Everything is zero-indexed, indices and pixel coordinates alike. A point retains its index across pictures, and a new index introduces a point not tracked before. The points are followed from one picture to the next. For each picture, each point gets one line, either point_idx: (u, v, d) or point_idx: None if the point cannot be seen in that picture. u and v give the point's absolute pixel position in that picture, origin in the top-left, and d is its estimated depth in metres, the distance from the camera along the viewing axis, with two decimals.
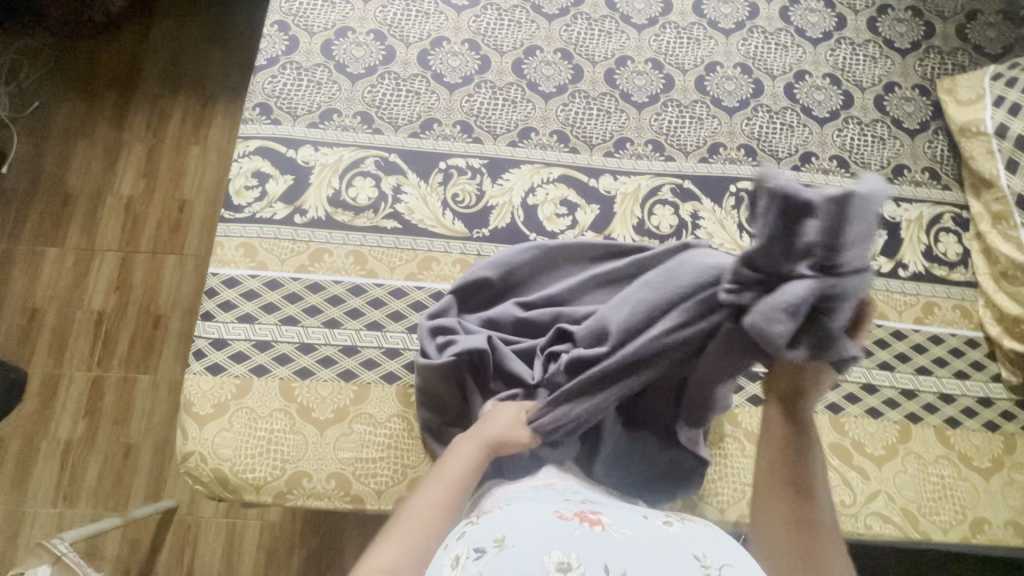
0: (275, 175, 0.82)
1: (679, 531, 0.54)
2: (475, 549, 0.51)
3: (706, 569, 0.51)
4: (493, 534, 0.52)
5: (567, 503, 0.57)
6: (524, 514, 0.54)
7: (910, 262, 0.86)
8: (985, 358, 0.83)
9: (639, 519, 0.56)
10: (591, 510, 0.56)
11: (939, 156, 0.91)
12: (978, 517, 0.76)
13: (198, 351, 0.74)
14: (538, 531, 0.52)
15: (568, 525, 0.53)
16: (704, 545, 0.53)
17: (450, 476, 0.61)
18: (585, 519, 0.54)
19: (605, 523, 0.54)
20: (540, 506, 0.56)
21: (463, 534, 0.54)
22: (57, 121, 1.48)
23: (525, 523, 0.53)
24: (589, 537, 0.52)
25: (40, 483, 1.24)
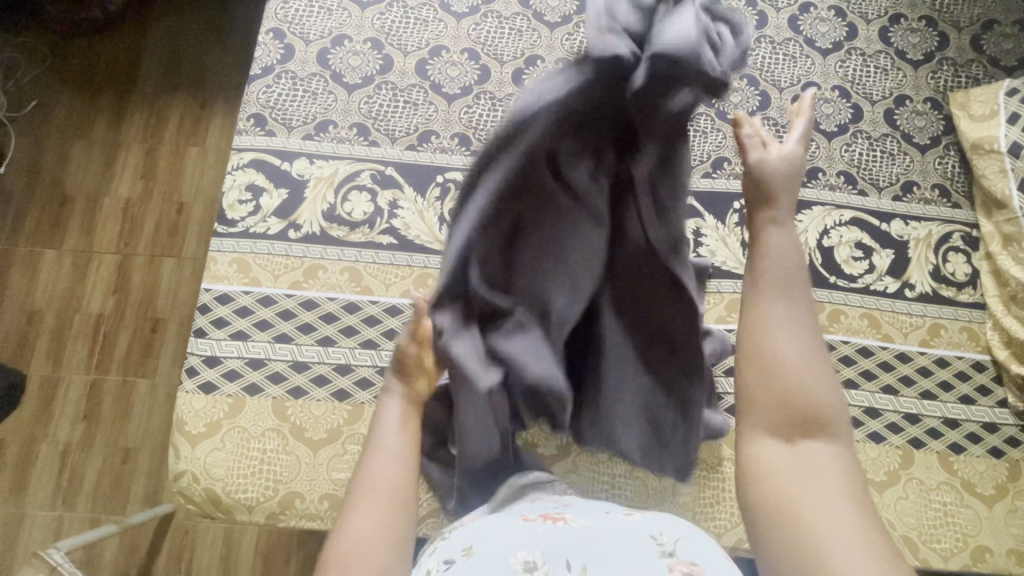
0: (269, 189, 0.80)
1: (637, 517, 0.55)
2: (444, 560, 0.51)
3: (662, 546, 0.50)
4: (461, 545, 0.53)
5: (534, 508, 0.57)
6: (492, 523, 0.55)
7: (917, 282, 0.84)
8: (992, 382, 0.81)
9: (602, 513, 0.56)
10: (556, 510, 0.57)
11: (950, 173, 0.89)
12: (980, 545, 0.75)
13: (190, 368, 0.74)
14: (502, 533, 0.52)
15: (531, 524, 0.53)
16: (661, 527, 0.53)
17: (392, 444, 0.56)
18: (548, 518, 0.54)
19: (566, 518, 0.54)
20: (508, 515, 0.57)
21: (436, 550, 0.54)
22: (55, 121, 1.46)
23: (491, 530, 0.53)
24: (551, 530, 0.52)
25: (39, 487, 1.24)
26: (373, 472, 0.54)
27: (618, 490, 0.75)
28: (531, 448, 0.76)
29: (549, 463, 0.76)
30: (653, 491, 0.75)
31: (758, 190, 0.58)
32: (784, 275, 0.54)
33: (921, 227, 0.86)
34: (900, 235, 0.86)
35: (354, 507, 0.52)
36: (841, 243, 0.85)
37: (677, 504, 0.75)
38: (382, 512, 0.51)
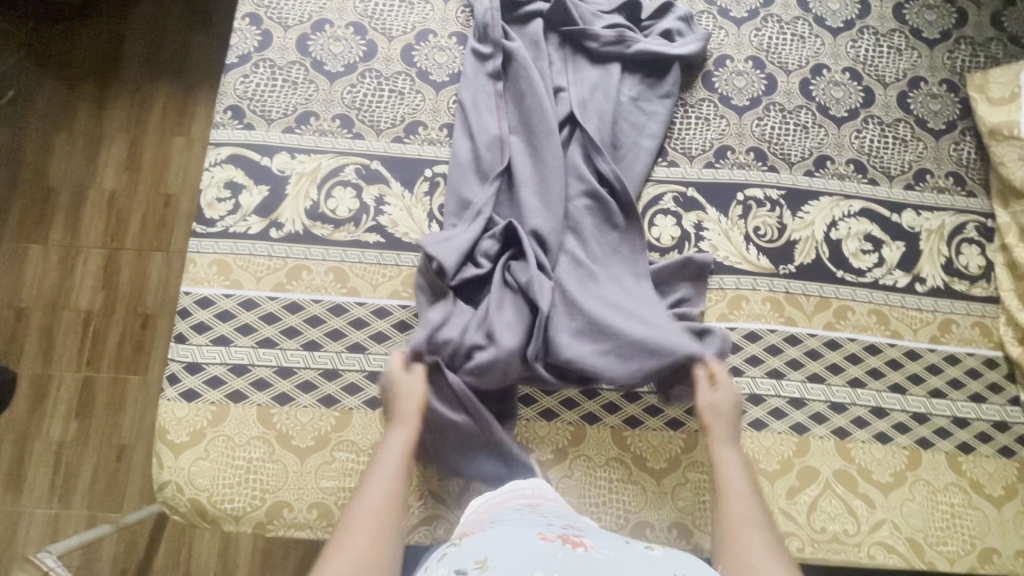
0: (249, 186, 0.77)
1: (658, 553, 0.52)
2: (456, 571, 0.49)
3: None
4: (474, 556, 0.50)
5: (550, 525, 0.55)
6: (505, 536, 0.52)
7: (928, 275, 0.81)
8: (1004, 379, 0.78)
9: (622, 543, 0.54)
10: (574, 533, 0.54)
11: (965, 160, 0.84)
12: (987, 547, 0.73)
13: (171, 375, 0.71)
14: (519, 548, 0.50)
15: (550, 545, 0.50)
16: (685, 565, 0.51)
17: (387, 477, 0.60)
18: (568, 541, 0.52)
19: (587, 545, 0.51)
20: (523, 527, 0.54)
21: (445, 557, 0.52)
22: (34, 111, 1.42)
23: (507, 544, 0.50)
24: (569, 556, 0.49)
25: (35, 484, 1.24)
26: (368, 506, 0.58)
27: (615, 495, 0.73)
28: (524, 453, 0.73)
29: (543, 467, 0.73)
30: (652, 497, 0.73)
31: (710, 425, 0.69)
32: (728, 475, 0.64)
33: (934, 218, 0.82)
34: (911, 227, 0.82)
35: (341, 537, 0.55)
36: (849, 235, 0.81)
37: (677, 509, 0.73)
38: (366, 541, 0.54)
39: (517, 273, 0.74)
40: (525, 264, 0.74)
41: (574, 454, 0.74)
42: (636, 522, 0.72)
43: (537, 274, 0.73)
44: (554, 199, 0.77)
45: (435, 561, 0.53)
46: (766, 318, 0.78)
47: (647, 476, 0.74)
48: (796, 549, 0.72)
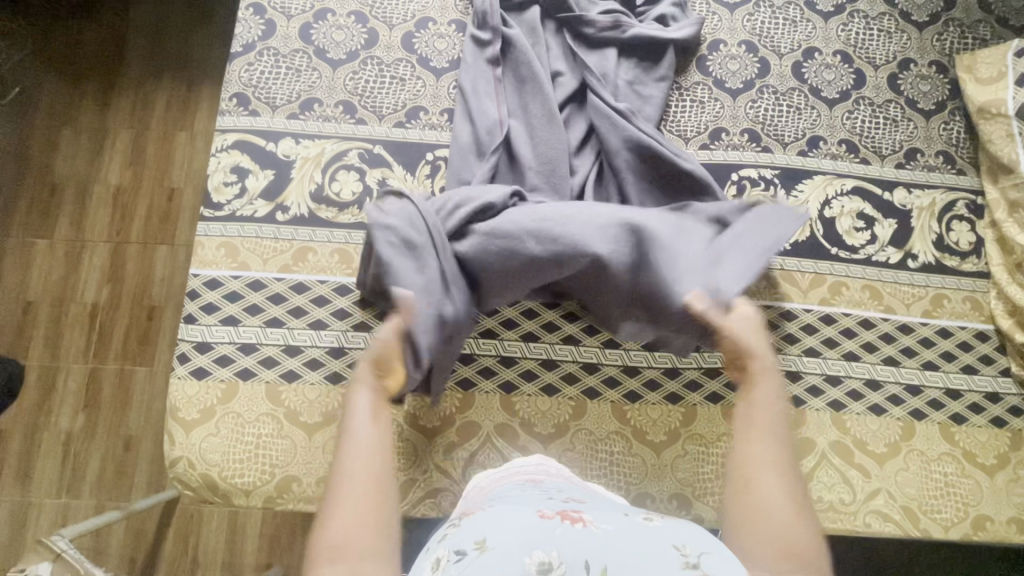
0: (255, 170, 0.78)
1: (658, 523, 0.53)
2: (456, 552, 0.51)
3: (686, 559, 0.49)
4: (472, 538, 0.51)
5: (549, 502, 0.56)
6: (506, 514, 0.53)
7: (920, 252, 0.83)
8: (995, 352, 0.80)
9: (623, 516, 0.54)
10: (573, 508, 0.55)
11: (954, 139, 0.86)
12: (981, 514, 0.75)
13: (182, 354, 0.73)
14: (515, 530, 0.50)
15: (549, 523, 0.52)
16: (686, 536, 0.52)
17: (363, 438, 0.57)
18: (567, 517, 0.52)
19: (586, 520, 0.52)
20: (522, 506, 0.55)
21: (446, 537, 0.53)
22: (39, 108, 1.43)
23: (504, 525, 0.52)
24: (569, 533, 0.50)
25: (43, 475, 1.25)
26: (350, 467, 0.55)
27: (616, 467, 0.75)
28: (527, 428, 0.75)
29: (545, 441, 0.75)
30: (652, 468, 0.75)
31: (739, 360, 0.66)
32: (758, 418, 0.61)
33: (925, 195, 0.84)
34: (903, 204, 0.84)
35: (334, 500, 0.53)
36: (842, 213, 0.83)
37: (676, 481, 0.75)
38: (364, 502, 0.53)
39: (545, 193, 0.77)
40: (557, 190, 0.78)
41: (575, 429, 0.75)
42: (637, 493, 0.74)
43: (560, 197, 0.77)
44: (559, 179, 0.79)
45: (438, 539, 0.55)
46: (762, 295, 0.80)
47: (647, 449, 0.75)
48: None
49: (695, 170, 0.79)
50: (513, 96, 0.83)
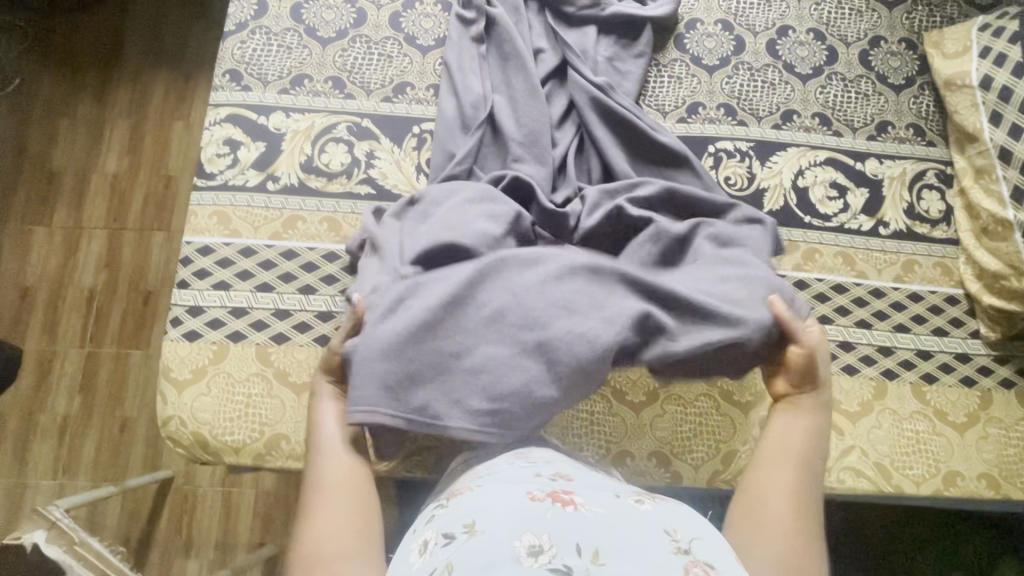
0: (246, 142, 0.81)
1: (648, 508, 0.51)
2: (444, 534, 0.50)
3: (677, 543, 0.48)
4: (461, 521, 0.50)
5: (540, 482, 0.54)
6: (494, 496, 0.52)
7: (891, 219, 0.86)
8: (965, 315, 0.83)
9: (613, 498, 0.53)
10: (564, 489, 0.53)
11: (924, 112, 0.90)
12: (951, 470, 0.77)
13: (175, 318, 0.75)
14: (505, 512, 0.49)
15: (539, 506, 0.50)
16: (678, 521, 0.50)
17: (335, 445, 0.62)
18: (557, 499, 0.51)
19: (577, 502, 0.51)
20: (512, 486, 0.54)
21: (435, 519, 0.53)
22: (38, 100, 1.47)
23: (495, 509, 0.50)
24: (558, 514, 0.48)
25: (40, 457, 1.27)
26: (326, 479, 0.59)
27: (597, 426, 0.77)
28: None
29: None
30: (632, 427, 0.77)
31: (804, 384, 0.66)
32: (793, 437, 0.62)
33: (895, 166, 0.87)
34: (874, 174, 0.87)
35: (314, 510, 0.57)
36: (816, 182, 0.86)
37: (655, 439, 0.77)
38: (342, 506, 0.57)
39: (524, 166, 0.80)
40: (536, 162, 0.80)
41: None
42: (617, 451, 0.76)
43: (537, 168, 0.80)
44: (542, 149, 0.81)
45: (425, 523, 0.55)
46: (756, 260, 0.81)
47: (627, 408, 0.78)
48: None
49: (672, 143, 0.82)
50: (498, 70, 0.86)
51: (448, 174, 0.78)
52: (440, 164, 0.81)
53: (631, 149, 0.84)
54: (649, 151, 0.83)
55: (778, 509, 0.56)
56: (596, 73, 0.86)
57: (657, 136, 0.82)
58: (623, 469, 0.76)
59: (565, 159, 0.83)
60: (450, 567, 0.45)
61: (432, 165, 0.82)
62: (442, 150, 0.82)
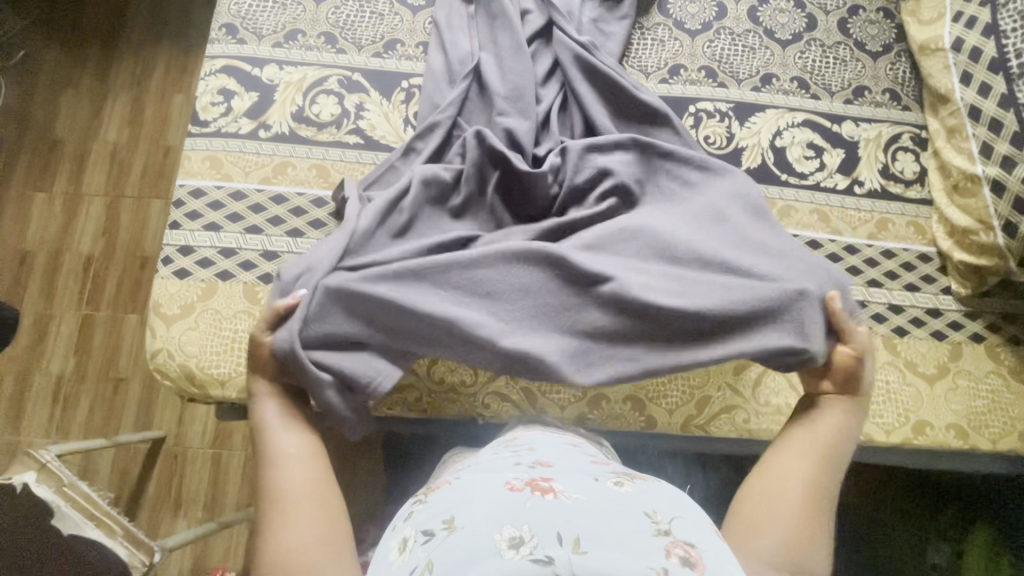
0: (240, 93, 0.84)
1: (630, 488, 0.51)
2: (424, 532, 0.49)
3: (658, 524, 0.47)
4: (441, 516, 0.49)
5: (519, 473, 0.54)
6: (472, 488, 0.52)
7: (866, 179, 0.88)
8: (937, 272, 0.85)
9: (591, 482, 0.53)
10: (542, 478, 0.53)
11: (900, 78, 0.92)
12: (921, 420, 0.79)
13: (166, 257, 0.77)
14: (483, 505, 0.49)
15: (519, 495, 0.49)
16: (656, 502, 0.50)
17: (287, 453, 0.61)
18: (536, 488, 0.51)
19: (556, 489, 0.50)
20: (491, 480, 0.54)
21: (413, 516, 0.52)
22: (43, 70, 1.50)
23: (475, 502, 0.50)
24: (537, 504, 0.48)
25: (34, 416, 1.29)
26: (287, 483, 0.58)
27: None
28: None
29: None
30: None
31: (845, 384, 0.67)
32: (800, 446, 0.63)
33: (871, 129, 0.90)
34: (851, 136, 0.89)
35: (279, 517, 0.55)
36: (793, 143, 0.88)
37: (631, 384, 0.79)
38: (309, 508, 0.56)
39: (508, 119, 0.82)
40: (519, 116, 0.82)
41: None
42: (593, 395, 0.78)
43: (520, 122, 0.82)
44: (526, 104, 0.83)
45: (403, 520, 0.54)
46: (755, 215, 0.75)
47: None
48: (743, 420, 0.78)
49: (653, 101, 0.84)
50: (487, 28, 0.89)
51: (433, 123, 0.81)
52: (426, 115, 0.84)
53: (613, 109, 0.86)
54: (629, 113, 0.85)
55: (786, 517, 0.55)
56: (583, 35, 0.89)
57: (640, 96, 0.84)
58: (599, 411, 0.78)
59: (548, 116, 0.85)
60: (429, 566, 0.45)
61: (420, 116, 0.84)
62: (429, 102, 0.85)
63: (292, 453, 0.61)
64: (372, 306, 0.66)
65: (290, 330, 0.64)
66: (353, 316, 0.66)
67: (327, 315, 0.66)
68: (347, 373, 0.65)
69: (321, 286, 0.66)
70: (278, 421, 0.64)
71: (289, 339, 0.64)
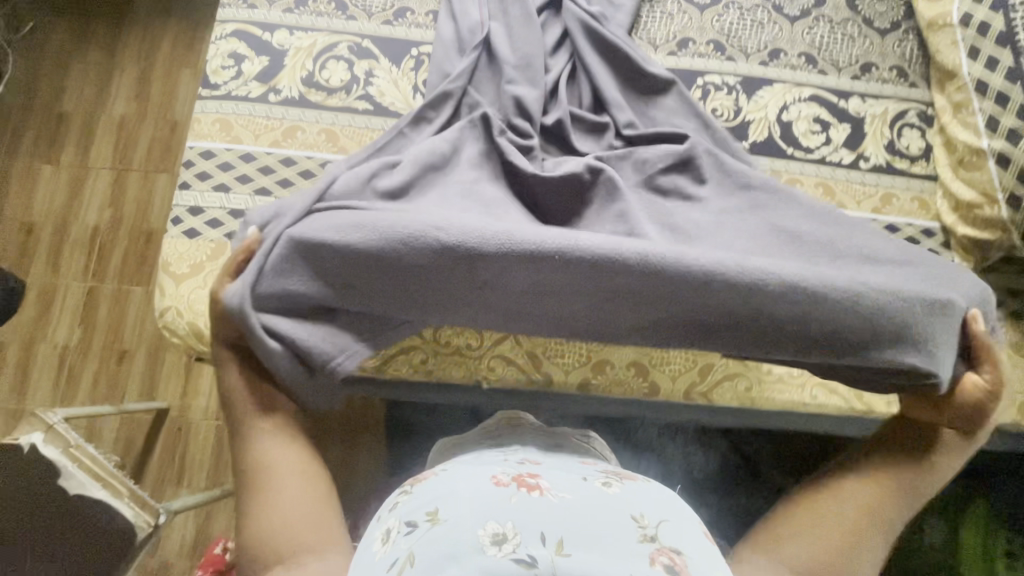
0: (250, 57, 0.84)
1: (618, 491, 0.51)
2: (406, 523, 0.48)
3: (644, 529, 0.47)
4: (425, 508, 0.49)
5: (506, 469, 0.55)
6: (460, 481, 0.52)
7: (872, 154, 0.88)
8: (940, 247, 0.85)
9: (578, 481, 0.53)
10: (529, 476, 0.53)
11: (907, 55, 0.93)
12: None
13: (176, 217, 0.78)
14: (468, 499, 0.49)
15: (503, 491, 0.49)
16: (643, 505, 0.50)
17: (267, 436, 0.64)
18: (523, 485, 0.51)
19: (542, 488, 0.51)
20: (479, 472, 0.54)
21: (398, 506, 0.52)
22: (51, 44, 1.50)
23: (461, 495, 0.50)
24: (523, 500, 0.48)
25: (40, 385, 1.30)
26: (274, 467, 0.62)
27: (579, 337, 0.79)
28: None
29: None
30: None
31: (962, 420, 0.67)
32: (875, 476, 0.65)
33: (878, 105, 0.90)
34: (857, 112, 0.90)
35: (269, 497, 0.59)
36: (800, 117, 0.89)
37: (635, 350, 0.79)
38: (298, 489, 0.60)
39: (516, 88, 0.82)
40: (527, 86, 0.83)
41: None
42: (597, 361, 0.79)
43: (529, 91, 0.82)
44: (535, 73, 0.84)
45: (388, 510, 0.54)
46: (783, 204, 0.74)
47: None
48: (744, 388, 0.79)
49: (661, 75, 0.85)
50: None
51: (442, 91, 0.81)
52: (435, 82, 0.84)
53: (621, 81, 0.86)
54: (636, 86, 0.86)
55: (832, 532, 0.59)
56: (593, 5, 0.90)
57: (648, 69, 0.85)
58: (602, 377, 0.79)
59: (556, 87, 0.86)
60: (411, 559, 0.45)
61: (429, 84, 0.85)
62: (439, 69, 0.85)
63: (264, 427, 0.65)
64: (324, 265, 0.62)
65: (246, 284, 0.63)
66: (312, 274, 0.63)
67: (282, 269, 0.63)
68: (304, 346, 0.64)
69: (284, 235, 0.64)
70: (242, 393, 0.66)
71: (241, 295, 0.63)
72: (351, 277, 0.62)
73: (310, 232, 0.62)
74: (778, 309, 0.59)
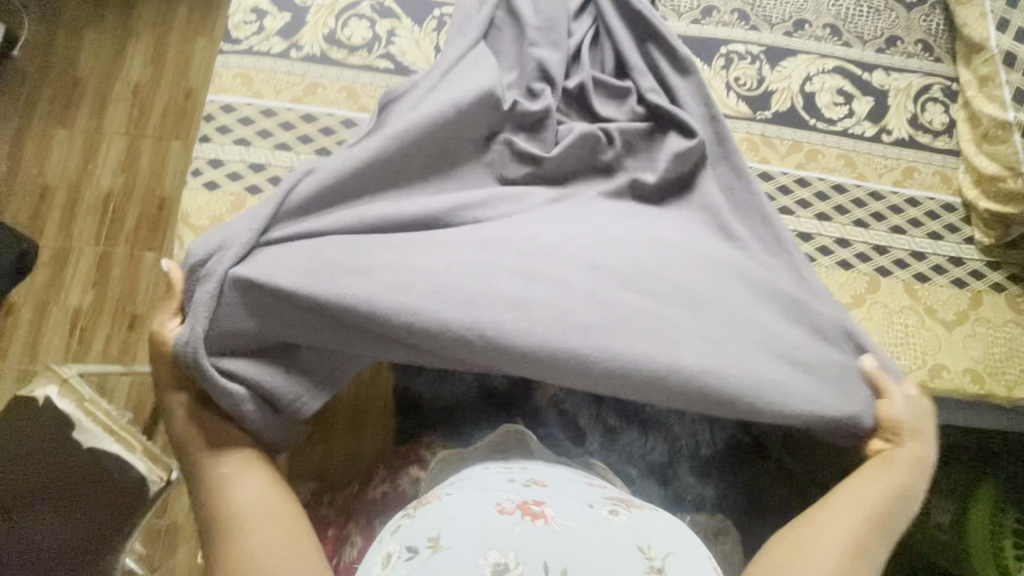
0: (273, 12, 0.84)
1: (624, 521, 0.51)
2: (408, 548, 0.48)
3: (651, 561, 0.47)
4: (427, 532, 0.49)
5: (510, 492, 0.53)
6: (463, 504, 0.51)
7: (895, 128, 0.88)
8: (961, 222, 0.85)
9: (584, 508, 0.53)
10: (535, 500, 0.52)
11: (933, 30, 0.92)
12: (937, 363, 0.79)
13: (196, 170, 0.78)
14: (472, 526, 0.48)
15: (507, 519, 0.49)
16: (649, 536, 0.50)
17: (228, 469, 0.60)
18: (527, 512, 0.50)
19: (547, 516, 0.50)
20: (483, 493, 0.53)
21: (399, 529, 0.51)
22: (68, 8, 1.50)
23: (465, 519, 0.49)
24: (526, 530, 0.48)
25: (51, 346, 1.31)
26: (240, 503, 0.57)
27: None
28: None
29: None
30: None
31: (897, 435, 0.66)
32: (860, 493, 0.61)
33: (902, 78, 0.89)
34: (881, 85, 0.89)
35: (238, 537, 0.54)
36: (823, 88, 0.88)
37: None
38: (268, 522, 0.55)
39: (537, 52, 0.82)
40: (548, 49, 0.82)
41: None
42: None
43: (551, 54, 0.82)
44: (558, 36, 0.83)
45: (390, 532, 0.53)
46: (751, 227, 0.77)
47: None
48: None
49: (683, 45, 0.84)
50: None
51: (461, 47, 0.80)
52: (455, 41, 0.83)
53: (641, 49, 0.85)
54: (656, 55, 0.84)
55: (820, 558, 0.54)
56: None
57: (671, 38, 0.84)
58: None
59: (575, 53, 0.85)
60: None
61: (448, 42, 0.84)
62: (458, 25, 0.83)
63: (226, 471, 0.59)
64: (283, 315, 0.60)
65: (192, 330, 0.60)
66: (259, 319, 0.61)
67: (228, 313, 0.60)
68: (268, 387, 0.62)
69: (230, 273, 0.61)
70: (195, 434, 0.62)
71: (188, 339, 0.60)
72: (308, 325, 0.61)
73: (253, 277, 0.60)
74: (685, 360, 0.61)
